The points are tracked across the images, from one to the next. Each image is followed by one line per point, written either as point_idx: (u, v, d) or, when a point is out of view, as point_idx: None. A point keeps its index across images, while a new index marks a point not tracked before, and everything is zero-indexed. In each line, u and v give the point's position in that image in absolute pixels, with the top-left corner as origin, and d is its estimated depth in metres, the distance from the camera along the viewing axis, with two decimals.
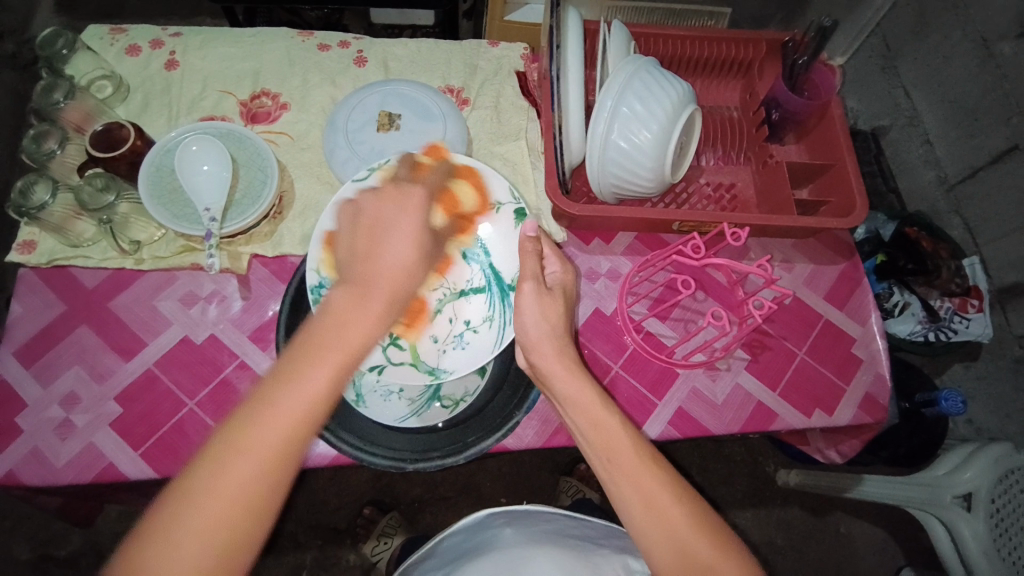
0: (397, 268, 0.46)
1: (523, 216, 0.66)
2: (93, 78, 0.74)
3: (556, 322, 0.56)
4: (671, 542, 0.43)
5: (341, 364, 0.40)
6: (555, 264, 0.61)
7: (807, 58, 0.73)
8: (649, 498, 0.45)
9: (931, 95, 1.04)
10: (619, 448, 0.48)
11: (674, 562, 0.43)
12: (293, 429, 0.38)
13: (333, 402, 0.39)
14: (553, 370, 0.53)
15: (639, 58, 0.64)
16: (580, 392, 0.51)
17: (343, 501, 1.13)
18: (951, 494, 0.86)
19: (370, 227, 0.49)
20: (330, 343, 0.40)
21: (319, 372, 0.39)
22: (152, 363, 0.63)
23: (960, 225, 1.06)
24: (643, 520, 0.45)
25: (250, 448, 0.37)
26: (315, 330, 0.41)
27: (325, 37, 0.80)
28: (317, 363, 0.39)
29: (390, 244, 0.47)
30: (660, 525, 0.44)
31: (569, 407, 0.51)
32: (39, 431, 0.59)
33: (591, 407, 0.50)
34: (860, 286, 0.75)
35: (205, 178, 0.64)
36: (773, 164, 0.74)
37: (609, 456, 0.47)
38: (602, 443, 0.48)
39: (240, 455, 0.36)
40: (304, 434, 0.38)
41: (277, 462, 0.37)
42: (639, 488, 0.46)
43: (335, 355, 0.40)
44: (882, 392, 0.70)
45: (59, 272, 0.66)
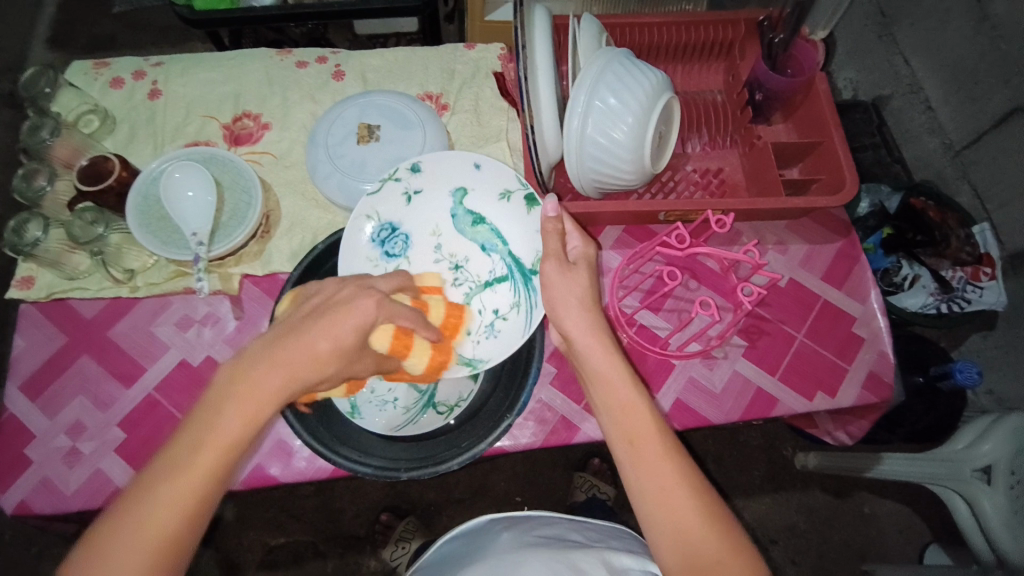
0: (318, 359, 0.43)
1: (533, 201, 0.68)
2: (79, 113, 0.76)
3: (583, 300, 0.55)
4: (673, 532, 0.43)
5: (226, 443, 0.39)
6: (577, 240, 0.59)
7: (784, 35, 0.71)
8: (663, 487, 0.44)
9: (929, 60, 1.01)
10: (642, 434, 0.47)
11: (684, 559, 0.43)
12: (159, 542, 0.37)
13: (200, 507, 0.38)
14: (592, 349, 0.52)
15: (610, 50, 0.63)
16: (612, 373, 0.50)
17: (360, 509, 1.14)
18: (971, 467, 0.83)
19: (313, 313, 0.45)
20: (206, 442, 0.38)
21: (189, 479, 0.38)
22: (152, 388, 0.65)
23: (969, 191, 1.02)
24: (653, 508, 0.44)
25: (130, 545, 0.36)
26: (189, 431, 0.39)
27: (304, 54, 0.81)
28: (191, 466, 0.38)
29: (322, 324, 0.44)
30: (667, 515, 0.44)
31: (599, 386, 0.51)
32: (49, 461, 0.61)
33: (620, 391, 0.49)
34: (858, 263, 0.74)
35: (190, 204, 0.65)
36: (760, 145, 0.73)
37: (629, 439, 0.47)
38: (626, 425, 0.48)
39: (121, 550, 0.36)
40: (169, 550, 0.37)
41: (158, 552, 0.37)
42: (653, 474, 0.45)
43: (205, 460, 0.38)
44: (887, 370, 0.68)
45: (58, 305, 0.68)
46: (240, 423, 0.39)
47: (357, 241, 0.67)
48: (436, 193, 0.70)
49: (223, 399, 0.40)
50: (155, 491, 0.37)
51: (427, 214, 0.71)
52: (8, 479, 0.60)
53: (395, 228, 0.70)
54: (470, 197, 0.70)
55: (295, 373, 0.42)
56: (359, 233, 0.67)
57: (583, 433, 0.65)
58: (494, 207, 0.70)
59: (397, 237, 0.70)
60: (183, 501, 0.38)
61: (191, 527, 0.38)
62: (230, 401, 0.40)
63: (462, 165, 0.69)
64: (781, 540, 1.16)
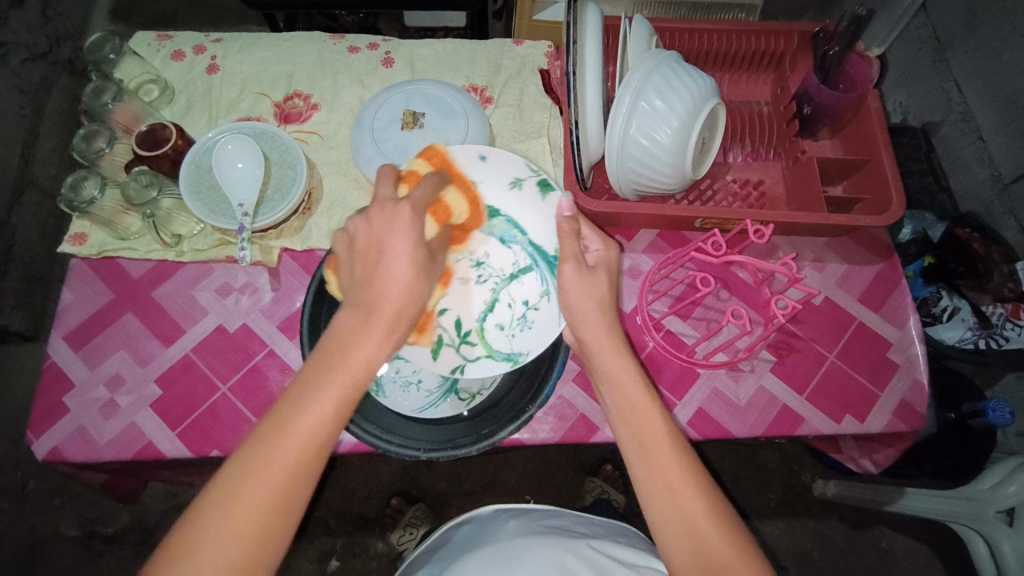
0: (403, 289, 0.48)
1: (547, 186, 0.65)
2: (141, 81, 0.79)
3: (603, 301, 0.53)
4: (686, 539, 0.43)
5: (349, 373, 0.44)
6: (597, 242, 0.57)
7: (839, 49, 0.70)
8: (674, 490, 0.45)
9: (984, 88, 0.98)
10: (652, 444, 0.46)
11: (692, 561, 0.43)
12: (307, 452, 0.42)
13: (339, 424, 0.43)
14: (609, 355, 0.51)
15: (660, 52, 0.63)
16: (627, 381, 0.50)
17: (371, 491, 1.16)
18: (994, 508, 0.80)
19: (365, 252, 0.49)
20: (341, 364, 0.44)
21: (329, 397, 0.43)
22: (189, 349, 0.67)
23: (1015, 227, 0.99)
24: (662, 512, 0.44)
25: (280, 450, 0.41)
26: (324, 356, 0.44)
27: (356, 40, 0.83)
28: (331, 385, 0.43)
29: (389, 265, 0.48)
30: (680, 522, 0.44)
31: (609, 384, 0.50)
32: (86, 410, 0.63)
33: (632, 393, 0.49)
34: (898, 287, 0.72)
35: (240, 175, 0.67)
36: (804, 159, 0.72)
37: (639, 448, 0.47)
38: (637, 428, 0.47)
39: (274, 455, 0.41)
40: (314, 460, 0.42)
41: (307, 461, 0.42)
42: (665, 477, 0.45)
43: (341, 382, 0.43)
44: (920, 400, 0.66)
45: (108, 263, 0.71)
46: (366, 358, 0.45)
47: None
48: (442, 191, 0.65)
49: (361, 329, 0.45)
50: (289, 427, 0.41)
51: None
52: (45, 424, 0.62)
53: None
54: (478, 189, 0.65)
55: (397, 305, 0.47)
56: None
57: (601, 433, 0.65)
58: (506, 197, 0.66)
59: None
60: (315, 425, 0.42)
61: (316, 463, 0.42)
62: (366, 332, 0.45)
63: (466, 159, 0.65)
64: (792, 567, 1.13)
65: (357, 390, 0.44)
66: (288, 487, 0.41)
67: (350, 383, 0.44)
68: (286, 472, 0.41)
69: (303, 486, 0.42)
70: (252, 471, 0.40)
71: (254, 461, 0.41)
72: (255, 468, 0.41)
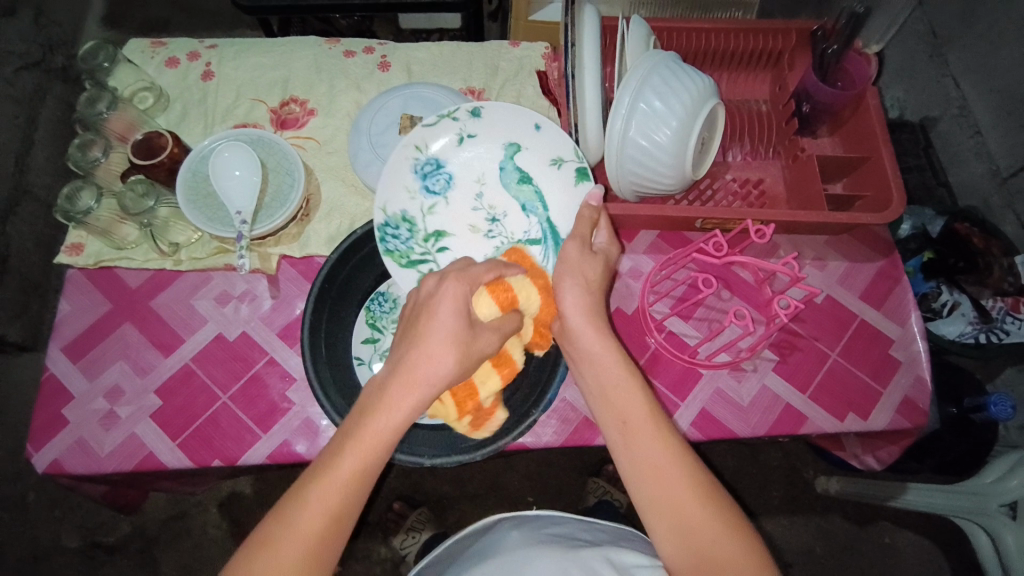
0: (441, 355, 0.48)
1: (585, 176, 0.66)
2: (135, 89, 0.78)
3: (590, 282, 0.57)
4: (678, 534, 0.45)
5: (367, 450, 0.44)
6: (604, 237, 0.60)
7: (838, 47, 0.71)
8: (652, 463, 0.47)
9: (982, 82, 0.98)
10: (639, 443, 0.48)
11: (670, 530, 0.45)
12: (331, 517, 0.43)
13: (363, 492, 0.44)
14: (598, 362, 0.53)
15: (659, 53, 0.63)
16: (614, 385, 0.51)
17: (374, 496, 1.15)
18: (997, 502, 0.81)
19: (413, 316, 0.51)
20: (367, 429, 0.45)
21: (353, 462, 0.44)
22: (188, 359, 0.67)
23: (1014, 221, 0.99)
24: (642, 485, 0.47)
25: (306, 511, 0.42)
26: (356, 423, 0.45)
27: (352, 44, 0.82)
28: (357, 451, 0.44)
29: (423, 347, 0.48)
30: (672, 517, 0.45)
31: (591, 365, 0.53)
32: (85, 422, 0.63)
33: (611, 373, 0.52)
34: (900, 284, 0.72)
35: (237, 183, 0.66)
36: (804, 158, 0.72)
37: (628, 448, 0.48)
38: (618, 407, 0.50)
39: (302, 515, 0.42)
40: (338, 525, 0.43)
41: (331, 524, 0.43)
42: (642, 451, 0.47)
43: (364, 448, 0.44)
44: (923, 396, 0.66)
45: (105, 273, 0.70)
46: (391, 423, 0.45)
47: (400, 170, 0.67)
48: (488, 144, 0.69)
49: (388, 395, 0.46)
50: (312, 491, 0.43)
51: (473, 162, 0.70)
52: (44, 437, 0.62)
53: (441, 166, 0.69)
54: (521, 154, 0.69)
55: (430, 371, 0.47)
56: (404, 162, 0.67)
57: (605, 436, 0.65)
58: (544, 172, 0.69)
59: (440, 175, 0.69)
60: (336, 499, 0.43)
61: (340, 529, 0.43)
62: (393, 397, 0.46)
63: (522, 124, 0.69)
64: (796, 564, 1.13)
65: (381, 457, 0.45)
66: (316, 549, 0.42)
67: (376, 450, 0.44)
68: (312, 533, 0.42)
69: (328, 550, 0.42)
70: (279, 530, 0.42)
71: (282, 521, 0.42)
72: (287, 531, 0.42)
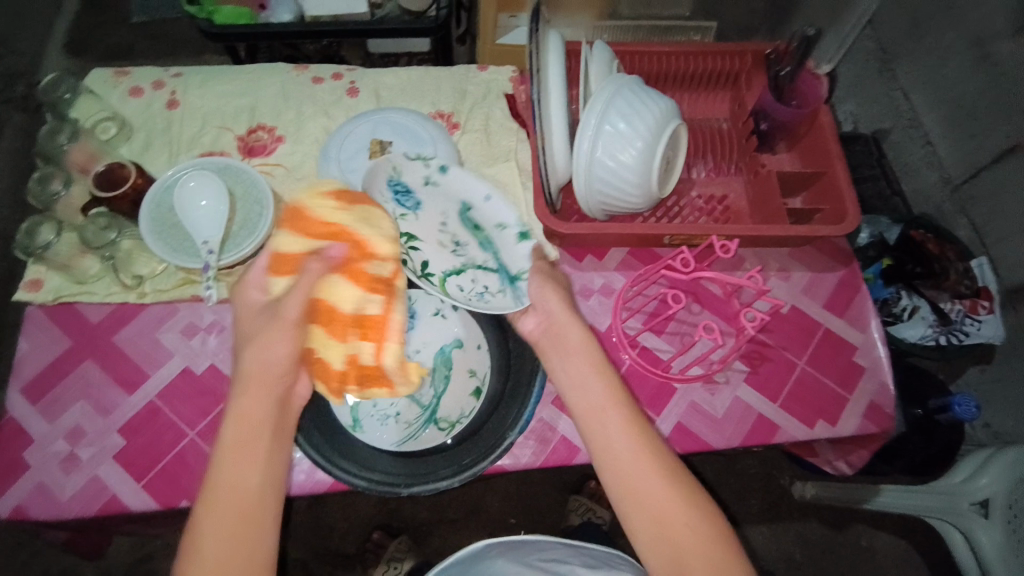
0: (268, 363, 0.52)
1: (525, 239, 0.64)
2: (96, 119, 0.77)
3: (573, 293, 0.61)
4: (657, 529, 0.47)
5: (239, 459, 0.48)
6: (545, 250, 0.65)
7: (791, 68, 0.74)
8: (631, 462, 0.49)
9: (930, 96, 1.03)
10: (619, 448, 0.50)
11: (650, 525, 0.48)
12: (237, 519, 0.45)
13: (257, 488, 0.47)
14: (587, 381, 0.54)
15: (622, 76, 0.65)
16: (604, 403, 0.53)
17: (353, 526, 1.13)
18: (968, 500, 0.83)
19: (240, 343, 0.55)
20: (234, 446, 0.48)
21: (233, 474, 0.47)
22: (153, 396, 0.65)
23: (966, 226, 1.04)
24: (622, 484, 0.49)
25: (210, 533, 0.44)
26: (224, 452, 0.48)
27: (320, 70, 0.83)
28: (232, 467, 0.47)
29: (260, 343, 0.52)
30: (651, 514, 0.48)
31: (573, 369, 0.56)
32: (45, 466, 0.61)
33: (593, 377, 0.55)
34: (860, 292, 0.74)
35: (203, 214, 0.66)
36: (764, 173, 0.75)
37: (614, 462, 0.50)
38: (598, 410, 0.53)
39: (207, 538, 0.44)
40: (249, 522, 0.45)
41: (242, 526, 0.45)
42: (620, 449, 0.50)
43: (237, 459, 0.48)
44: (888, 401, 0.68)
45: (65, 309, 0.68)
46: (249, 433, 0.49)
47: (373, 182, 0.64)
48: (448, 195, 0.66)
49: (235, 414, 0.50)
50: (205, 519, 0.45)
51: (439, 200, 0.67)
52: (5, 483, 0.60)
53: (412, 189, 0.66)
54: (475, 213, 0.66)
55: (263, 379, 0.51)
56: (378, 175, 0.64)
57: (583, 455, 0.65)
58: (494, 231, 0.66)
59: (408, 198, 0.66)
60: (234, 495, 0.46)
61: (253, 525, 0.46)
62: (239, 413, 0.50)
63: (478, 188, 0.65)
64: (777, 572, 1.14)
65: (256, 459, 0.48)
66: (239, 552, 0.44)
67: (251, 456, 0.48)
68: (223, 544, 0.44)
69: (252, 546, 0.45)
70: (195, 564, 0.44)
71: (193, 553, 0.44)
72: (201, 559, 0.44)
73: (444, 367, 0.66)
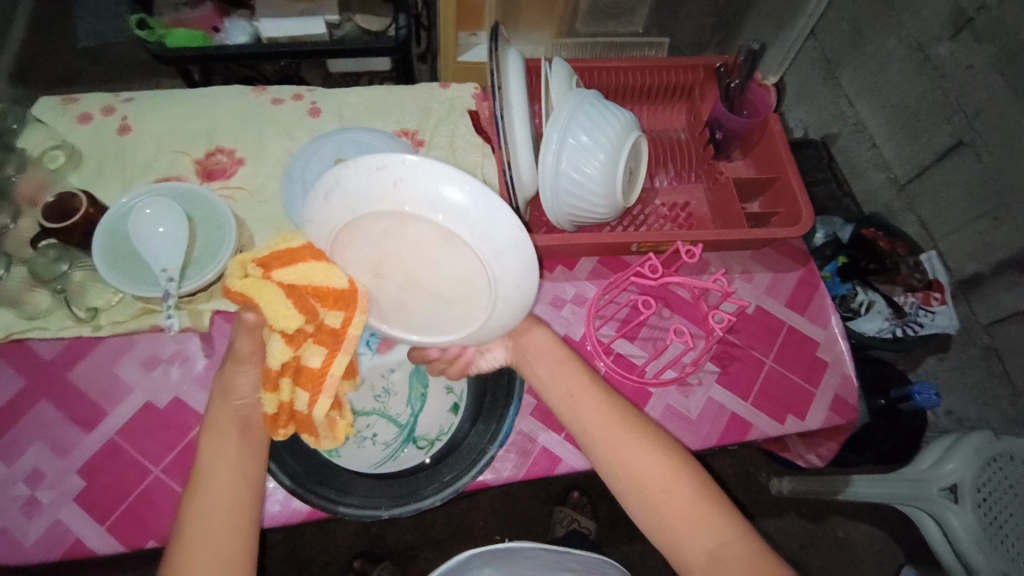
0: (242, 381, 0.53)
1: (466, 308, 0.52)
2: (45, 149, 0.74)
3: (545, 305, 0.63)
4: (639, 494, 0.50)
5: (226, 458, 0.50)
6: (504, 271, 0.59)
7: (740, 80, 0.77)
8: (603, 428, 0.53)
9: (873, 101, 1.09)
10: (592, 420, 0.54)
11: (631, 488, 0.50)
12: (226, 510, 0.48)
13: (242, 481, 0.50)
14: (580, 395, 0.56)
15: (582, 91, 0.66)
16: (601, 413, 0.54)
17: (333, 554, 1.09)
18: (937, 486, 0.86)
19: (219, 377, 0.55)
20: (219, 446, 0.51)
21: (222, 469, 0.50)
22: (115, 432, 0.62)
23: (915, 222, 1.09)
24: (599, 452, 0.52)
25: (201, 524, 0.47)
26: (207, 452, 0.51)
27: (280, 92, 0.82)
28: (218, 463, 0.50)
29: (228, 371, 0.53)
30: (632, 479, 0.50)
31: (540, 351, 0.59)
32: (4, 511, 0.57)
33: (557, 363, 0.58)
34: (819, 290, 0.77)
35: (160, 240, 0.63)
36: (723, 180, 0.77)
37: (592, 441, 0.53)
38: (564, 389, 0.56)
39: (198, 529, 0.47)
40: (238, 512, 0.48)
41: (231, 517, 0.48)
42: (589, 420, 0.54)
43: (226, 455, 0.50)
44: (852, 393, 0.71)
45: (17, 346, 0.65)
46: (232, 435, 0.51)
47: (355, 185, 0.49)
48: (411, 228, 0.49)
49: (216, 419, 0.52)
50: (193, 511, 0.48)
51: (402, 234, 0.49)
52: None
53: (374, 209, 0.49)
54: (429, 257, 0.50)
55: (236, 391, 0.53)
56: (360, 185, 0.49)
57: (565, 464, 0.65)
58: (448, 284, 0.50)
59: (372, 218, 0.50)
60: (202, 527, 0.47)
61: (242, 516, 0.48)
62: (220, 418, 0.52)
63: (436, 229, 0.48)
64: None
65: (245, 455, 0.51)
66: (227, 540, 0.47)
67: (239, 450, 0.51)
68: (212, 533, 0.47)
69: (241, 536, 0.48)
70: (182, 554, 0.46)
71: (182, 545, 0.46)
72: (191, 551, 0.46)
73: (420, 385, 0.65)
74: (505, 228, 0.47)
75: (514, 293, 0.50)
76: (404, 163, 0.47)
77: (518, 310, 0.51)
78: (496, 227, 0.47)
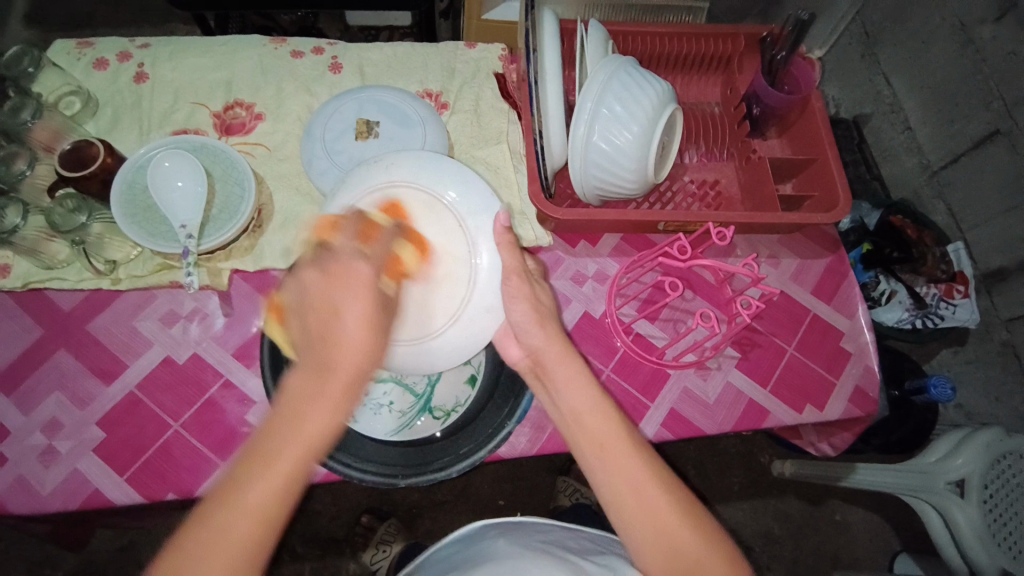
0: (354, 338, 0.41)
1: (453, 285, 0.60)
2: (61, 94, 0.72)
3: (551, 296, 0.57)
4: (666, 554, 0.44)
5: (294, 455, 0.37)
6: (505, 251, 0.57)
7: (785, 53, 0.73)
8: (631, 476, 0.46)
9: (912, 81, 1.03)
10: (621, 468, 0.46)
11: (656, 551, 0.44)
12: (258, 523, 0.36)
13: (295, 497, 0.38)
14: (626, 477, 0.46)
15: (618, 58, 0.63)
16: (659, 507, 0.45)
17: (341, 510, 1.12)
18: (944, 480, 0.85)
19: (312, 310, 0.42)
20: (287, 438, 0.37)
21: (269, 476, 0.37)
22: (133, 386, 0.62)
23: (944, 211, 1.05)
24: (623, 498, 0.46)
25: (222, 537, 0.35)
26: (273, 424, 0.38)
27: (300, 44, 0.79)
28: (282, 454, 0.37)
29: (355, 311, 0.41)
30: (658, 538, 0.44)
31: (554, 364, 0.52)
32: (23, 459, 0.58)
33: (573, 384, 0.50)
34: (847, 278, 0.75)
35: (180, 196, 0.62)
36: (757, 159, 0.74)
37: (614, 486, 0.46)
38: (586, 427, 0.48)
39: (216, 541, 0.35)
40: (269, 527, 0.37)
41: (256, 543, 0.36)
42: (611, 463, 0.47)
43: (292, 453, 0.37)
44: (872, 385, 0.70)
45: (35, 295, 0.64)
46: (318, 430, 0.38)
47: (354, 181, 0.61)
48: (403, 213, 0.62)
49: (304, 404, 0.38)
50: (235, 501, 0.36)
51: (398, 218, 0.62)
52: None
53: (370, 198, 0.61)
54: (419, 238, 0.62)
55: (352, 366, 0.40)
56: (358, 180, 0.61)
57: None
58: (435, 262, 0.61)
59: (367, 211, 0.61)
60: (284, 480, 0.37)
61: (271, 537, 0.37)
62: (309, 407, 0.38)
63: (428, 210, 0.62)
64: (757, 546, 1.18)
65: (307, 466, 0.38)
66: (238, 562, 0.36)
67: (301, 456, 0.37)
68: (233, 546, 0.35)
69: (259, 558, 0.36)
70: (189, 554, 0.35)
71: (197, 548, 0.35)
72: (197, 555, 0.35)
73: None
74: (481, 194, 0.62)
75: (493, 262, 0.60)
76: (399, 157, 0.62)
77: (496, 280, 0.60)
78: (474, 194, 0.62)
